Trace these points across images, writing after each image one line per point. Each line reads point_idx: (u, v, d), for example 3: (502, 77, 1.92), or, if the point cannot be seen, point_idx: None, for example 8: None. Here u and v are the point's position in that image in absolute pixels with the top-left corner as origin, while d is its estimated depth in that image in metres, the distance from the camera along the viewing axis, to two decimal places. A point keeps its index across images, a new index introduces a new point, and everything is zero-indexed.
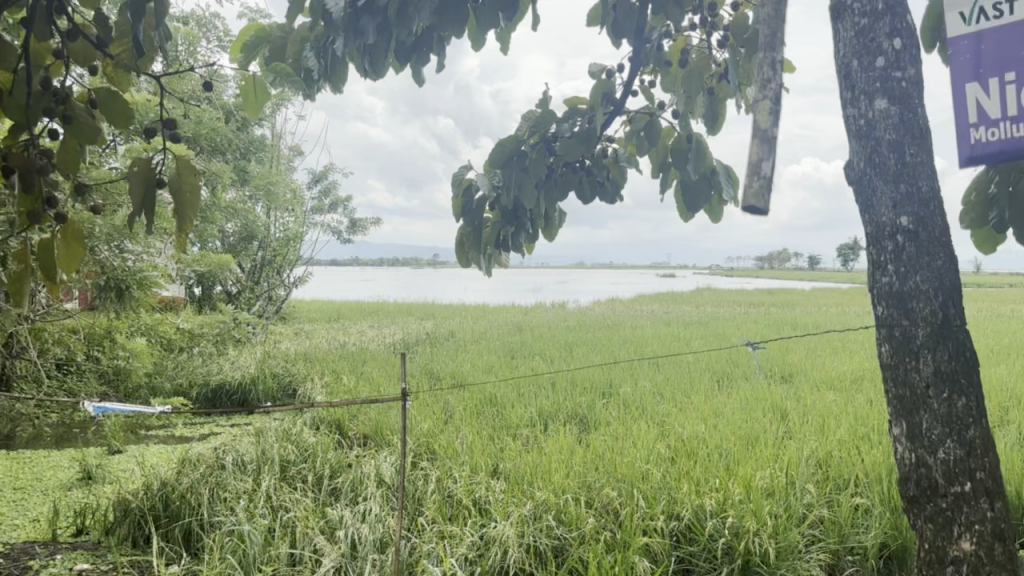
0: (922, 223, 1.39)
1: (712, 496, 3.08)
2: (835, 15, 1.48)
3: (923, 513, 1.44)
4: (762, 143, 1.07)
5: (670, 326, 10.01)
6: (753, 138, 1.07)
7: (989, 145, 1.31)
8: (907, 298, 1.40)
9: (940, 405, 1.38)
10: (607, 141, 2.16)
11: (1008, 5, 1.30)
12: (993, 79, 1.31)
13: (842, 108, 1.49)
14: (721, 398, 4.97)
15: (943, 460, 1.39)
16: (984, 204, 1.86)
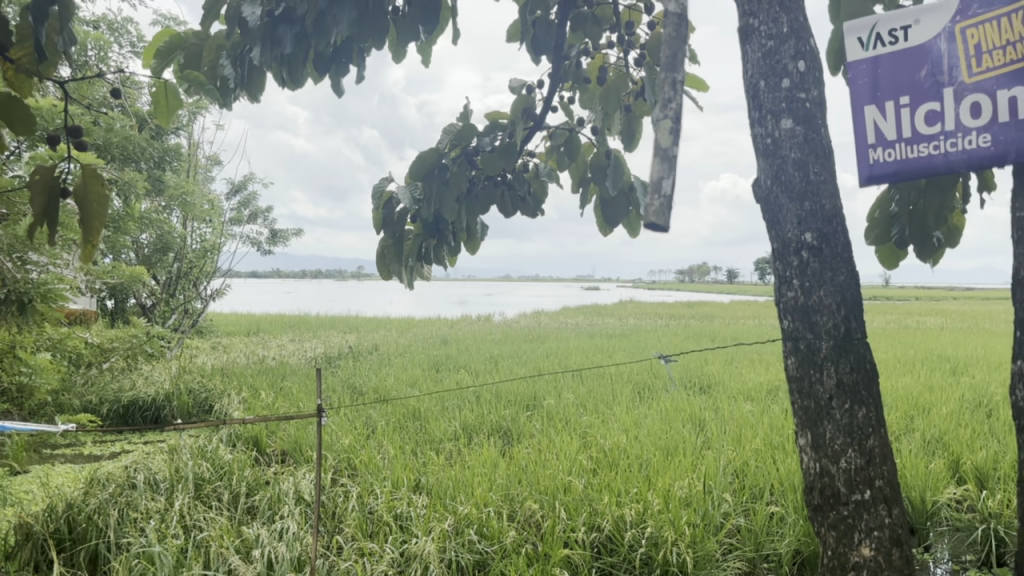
0: (825, 239, 1.44)
1: (633, 506, 3.12)
2: (743, 36, 1.53)
3: (826, 521, 1.49)
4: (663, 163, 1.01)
5: (594, 338, 10.13)
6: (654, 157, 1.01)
7: (886, 166, 1.41)
8: (811, 311, 1.44)
9: (842, 415, 1.43)
10: (528, 156, 2.18)
11: (903, 32, 1.36)
12: (889, 102, 1.38)
13: (749, 127, 1.54)
14: (641, 409, 5.04)
15: (845, 470, 1.44)
16: (886, 220, 1.95)
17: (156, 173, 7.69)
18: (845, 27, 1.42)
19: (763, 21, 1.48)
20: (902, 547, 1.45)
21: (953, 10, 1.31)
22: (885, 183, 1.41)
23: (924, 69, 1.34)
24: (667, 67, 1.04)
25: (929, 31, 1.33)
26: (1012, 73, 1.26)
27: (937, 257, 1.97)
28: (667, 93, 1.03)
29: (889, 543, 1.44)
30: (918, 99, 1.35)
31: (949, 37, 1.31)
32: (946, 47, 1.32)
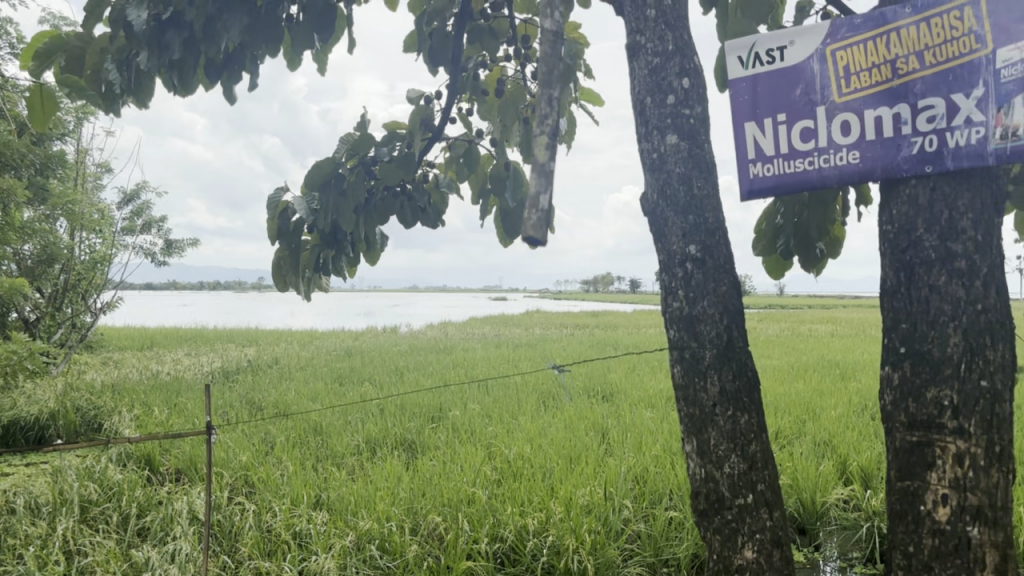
0: (708, 251, 1.48)
1: (535, 516, 3.14)
2: (631, 53, 1.56)
3: (711, 525, 1.53)
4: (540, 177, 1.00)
5: (500, 348, 10.14)
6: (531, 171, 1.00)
7: (766, 180, 1.46)
8: (695, 321, 1.48)
9: (725, 422, 1.47)
10: (427, 166, 2.17)
11: (780, 52, 1.42)
12: (767, 119, 1.44)
13: (638, 142, 1.57)
14: (545, 419, 5.07)
15: (728, 475, 1.48)
16: (772, 233, 2.00)
17: (40, 180, 7.33)
18: (725, 47, 1.46)
19: (649, 39, 1.52)
20: (782, 549, 1.49)
21: (823, 33, 1.37)
22: (764, 197, 1.47)
23: (798, 88, 1.40)
24: (543, 85, 1.02)
25: (803, 52, 1.40)
26: (878, 94, 1.34)
27: (818, 267, 2.05)
28: (543, 109, 1.02)
29: (770, 545, 1.48)
30: (794, 116, 1.41)
31: (821, 58, 1.38)
32: (818, 68, 1.38)
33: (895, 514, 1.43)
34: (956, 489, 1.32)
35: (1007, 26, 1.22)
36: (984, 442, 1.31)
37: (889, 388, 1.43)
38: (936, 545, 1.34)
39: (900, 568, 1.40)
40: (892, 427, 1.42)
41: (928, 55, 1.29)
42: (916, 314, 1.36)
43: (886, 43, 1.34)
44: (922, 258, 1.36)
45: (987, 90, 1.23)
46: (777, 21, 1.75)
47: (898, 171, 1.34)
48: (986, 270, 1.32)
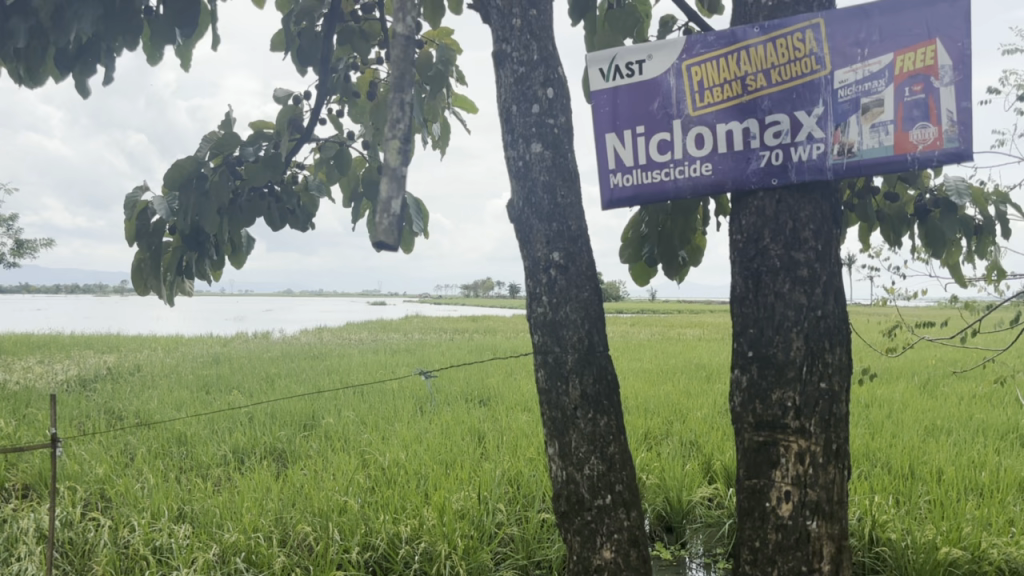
0: (571, 258, 1.51)
1: (408, 522, 3.12)
2: (497, 61, 1.58)
3: (571, 527, 1.55)
4: (393, 181, 0.97)
5: (377, 354, 10.01)
6: (383, 176, 0.97)
7: (625, 190, 1.50)
8: (558, 326, 1.51)
9: (586, 424, 1.51)
10: (297, 167, 2.12)
11: (639, 65, 1.45)
12: (627, 131, 1.47)
13: (503, 150, 1.59)
14: (421, 424, 5.04)
15: (588, 476, 1.51)
16: (638, 241, 2.04)
17: None
18: (586, 58, 1.47)
19: (515, 48, 1.54)
20: (639, 548, 1.53)
21: (679, 48, 1.42)
22: (624, 207, 1.50)
23: (656, 101, 1.45)
24: (395, 91, 1.00)
25: (660, 66, 1.44)
26: (729, 109, 1.41)
27: (681, 273, 2.11)
28: (394, 114, 1.00)
29: (627, 545, 1.51)
30: (652, 128, 1.46)
31: (677, 73, 1.43)
32: (675, 82, 1.43)
33: (743, 511, 1.49)
34: (798, 486, 1.40)
35: (844, 49, 1.33)
36: (823, 440, 1.40)
37: (738, 391, 1.48)
38: (780, 540, 1.41)
39: (747, 562, 1.46)
40: (741, 427, 1.48)
41: (774, 73, 1.38)
42: (763, 320, 1.43)
43: (736, 60, 1.40)
44: (768, 266, 1.43)
45: (826, 108, 1.34)
46: (642, 34, 1.80)
47: (747, 183, 1.42)
48: (825, 277, 1.41)
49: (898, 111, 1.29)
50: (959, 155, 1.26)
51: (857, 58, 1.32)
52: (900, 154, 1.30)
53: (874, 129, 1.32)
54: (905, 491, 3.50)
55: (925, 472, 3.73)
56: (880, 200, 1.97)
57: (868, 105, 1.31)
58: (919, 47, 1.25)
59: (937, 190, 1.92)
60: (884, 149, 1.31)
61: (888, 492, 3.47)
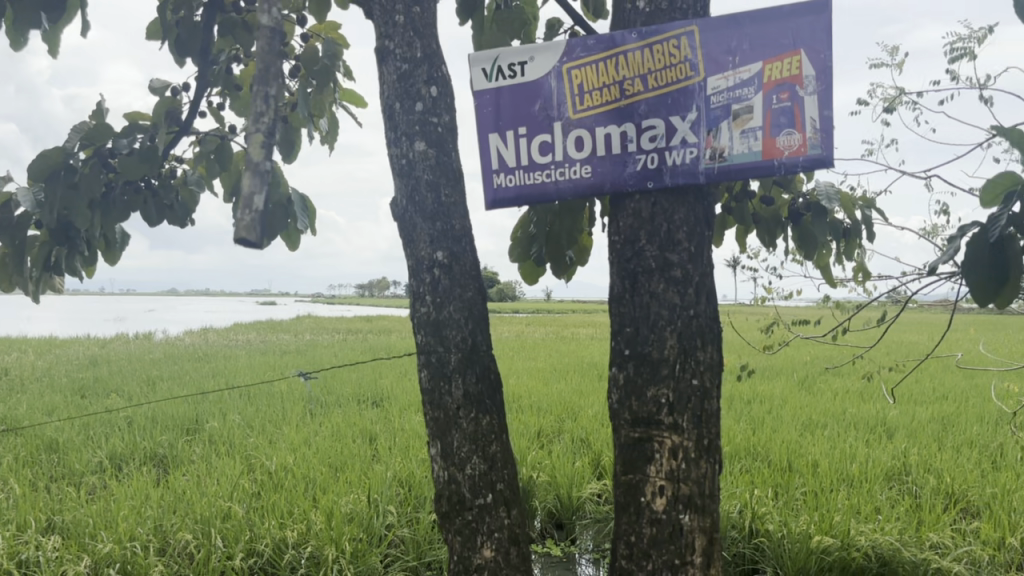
0: (454, 258, 1.51)
1: (295, 527, 3.06)
2: (379, 57, 1.56)
3: (452, 527, 1.55)
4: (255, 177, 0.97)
5: (266, 355, 9.73)
6: (246, 172, 0.96)
7: (508, 190, 1.50)
8: (441, 326, 1.51)
9: (468, 423, 1.51)
10: (175, 161, 2.04)
11: (520, 67, 1.46)
12: (509, 131, 1.48)
13: (387, 147, 1.57)
14: (310, 427, 4.93)
15: (470, 476, 1.51)
16: (527, 240, 2.04)
17: None
18: (469, 58, 1.47)
19: (397, 44, 1.52)
20: (519, 546, 1.54)
21: (560, 51, 1.44)
22: (507, 208, 1.51)
23: (537, 103, 1.47)
24: (259, 83, 1.00)
25: (542, 68, 1.46)
26: (608, 112, 1.43)
27: (568, 273, 2.13)
28: (258, 107, 1.00)
29: (507, 543, 1.52)
30: (534, 130, 1.47)
31: (557, 75, 1.45)
32: (556, 84, 1.45)
33: (620, 506, 1.52)
34: (671, 480, 1.43)
35: (716, 57, 1.38)
36: (694, 436, 1.45)
37: (615, 389, 1.51)
38: (654, 534, 1.45)
39: (623, 557, 1.50)
40: (619, 425, 1.51)
41: (651, 78, 1.41)
42: (639, 319, 1.46)
43: (615, 65, 1.43)
44: (644, 267, 1.46)
45: (699, 114, 1.39)
46: (529, 35, 1.81)
47: (625, 185, 1.45)
48: (698, 278, 1.46)
49: (766, 118, 1.35)
50: (821, 161, 1.33)
51: (729, 65, 1.37)
52: (767, 160, 1.36)
53: (743, 135, 1.38)
54: (782, 483, 3.65)
55: (801, 464, 3.91)
56: (757, 204, 2.04)
57: (739, 112, 1.37)
58: (784, 57, 1.32)
59: (809, 195, 2.00)
60: (753, 154, 1.38)
61: (767, 484, 3.62)
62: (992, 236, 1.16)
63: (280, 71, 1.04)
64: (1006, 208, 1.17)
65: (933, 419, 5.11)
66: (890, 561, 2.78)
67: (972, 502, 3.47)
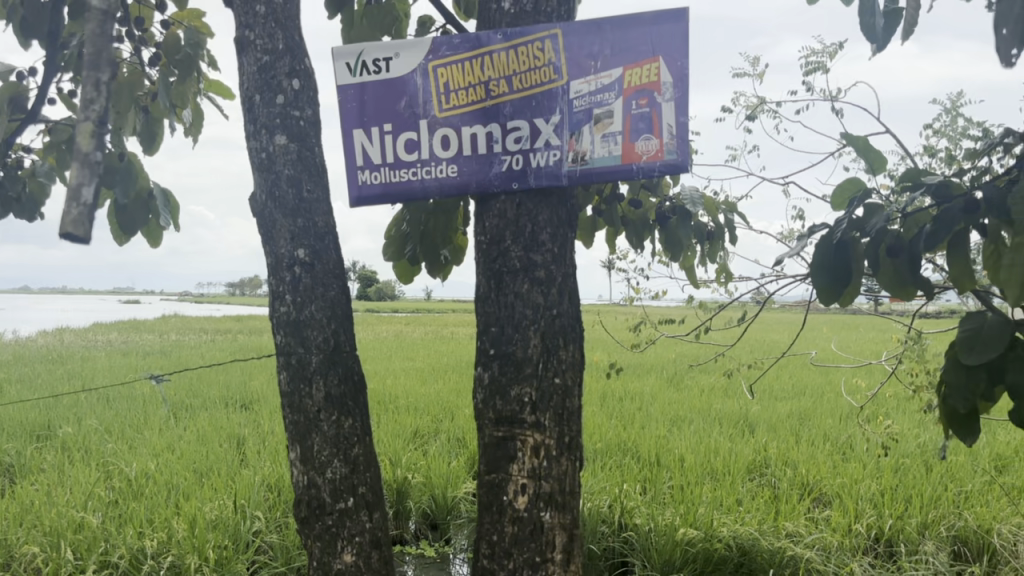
0: (316, 256, 1.49)
1: (154, 536, 2.92)
2: (239, 47, 1.50)
3: (312, 532, 1.52)
4: (86, 166, 0.88)
5: (127, 356, 9.22)
6: (76, 159, 0.88)
7: (373, 188, 1.48)
8: (301, 326, 1.48)
9: (329, 427, 1.49)
10: (22, 151, 1.90)
11: (385, 63, 1.44)
12: (374, 128, 1.46)
13: (245, 140, 1.53)
14: (174, 431, 4.73)
15: (330, 480, 1.49)
16: (400, 238, 2.00)
17: None
18: (332, 51, 1.44)
19: (258, 35, 1.47)
20: (380, 549, 1.54)
21: (426, 49, 1.43)
22: (372, 205, 1.49)
23: (402, 100, 1.45)
24: (89, 68, 0.92)
25: (407, 65, 1.45)
26: (473, 112, 1.44)
27: (444, 271, 2.12)
28: (89, 93, 0.92)
29: (368, 547, 1.52)
30: (399, 127, 1.46)
31: (423, 73, 1.44)
32: (421, 82, 1.44)
33: (481, 506, 1.52)
34: (533, 478, 1.46)
35: (579, 61, 1.40)
36: (556, 433, 1.47)
37: (480, 388, 1.51)
38: (516, 532, 1.46)
39: (484, 556, 1.50)
40: (482, 424, 1.51)
41: (516, 80, 1.42)
42: (503, 319, 1.47)
43: (480, 64, 1.43)
44: (509, 267, 1.48)
45: (563, 117, 1.41)
46: (400, 32, 1.79)
47: (490, 185, 1.45)
48: (560, 278, 1.49)
49: (625, 123, 1.39)
50: (677, 167, 1.38)
51: (591, 70, 1.40)
52: (627, 164, 1.40)
53: (604, 139, 1.41)
54: (651, 478, 3.76)
55: (669, 459, 4.04)
56: (626, 207, 2.09)
57: (600, 116, 1.40)
58: (644, 64, 1.36)
59: (675, 200, 2.06)
60: (613, 158, 1.41)
61: (637, 479, 3.72)
62: (835, 237, 1.23)
63: (114, 57, 0.97)
64: (849, 212, 1.24)
65: (790, 414, 5.38)
66: (749, 551, 2.90)
67: (825, 492, 3.67)
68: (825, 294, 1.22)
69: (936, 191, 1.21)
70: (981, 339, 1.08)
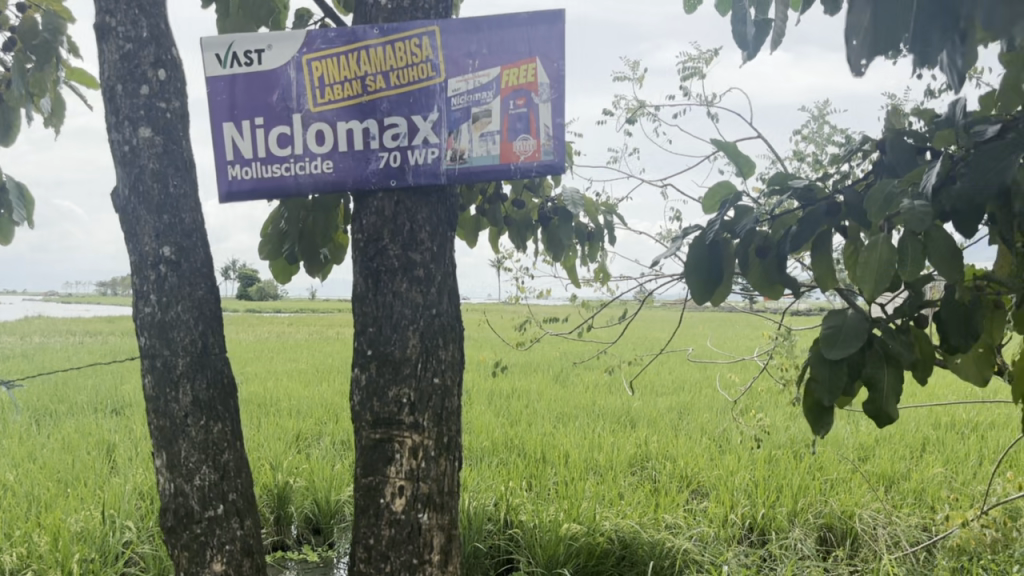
0: (183, 254, 1.44)
1: (12, 551, 2.74)
2: (98, 34, 1.44)
3: (178, 542, 1.45)
4: None
5: None
6: None
7: (244, 183, 1.44)
8: (167, 327, 1.42)
9: (197, 432, 1.44)
10: None
11: (257, 55, 1.41)
12: (245, 122, 1.42)
13: (106, 132, 1.46)
14: (36, 440, 4.45)
15: (198, 487, 1.44)
16: (278, 238, 1.91)
17: None
18: (200, 41, 1.39)
19: (120, 22, 1.41)
20: (252, 557, 1.50)
21: (299, 42, 1.41)
22: (243, 202, 1.44)
23: (275, 93, 1.42)
24: None
25: (280, 58, 1.41)
26: (348, 107, 1.42)
27: (324, 271, 2.07)
28: None
29: (239, 555, 1.47)
30: (271, 121, 1.42)
31: (296, 66, 1.41)
32: (295, 76, 1.41)
33: (358, 510, 1.49)
34: (411, 480, 1.44)
35: (456, 59, 1.41)
36: (434, 434, 1.47)
37: (357, 389, 1.48)
38: (393, 535, 1.45)
39: (361, 560, 1.48)
40: (358, 426, 1.49)
41: (392, 76, 1.41)
42: (381, 319, 1.45)
43: (356, 59, 1.41)
44: (386, 266, 1.46)
45: (440, 115, 1.41)
46: (276, 25, 1.75)
47: (366, 182, 1.43)
48: (439, 278, 1.48)
49: (503, 122, 1.41)
50: (553, 168, 1.40)
51: (468, 69, 1.41)
52: (504, 163, 1.41)
53: (482, 138, 1.42)
54: (536, 474, 3.80)
55: (554, 455, 4.09)
56: (509, 207, 2.09)
57: (478, 115, 1.41)
58: (521, 64, 1.38)
59: (556, 200, 2.09)
60: (491, 157, 1.42)
61: (522, 476, 3.75)
62: (708, 238, 1.27)
63: None
64: (720, 215, 1.28)
65: (670, 408, 5.54)
66: (630, 543, 2.96)
67: (702, 483, 3.80)
68: (699, 292, 1.26)
69: (801, 195, 1.26)
70: (843, 334, 1.12)
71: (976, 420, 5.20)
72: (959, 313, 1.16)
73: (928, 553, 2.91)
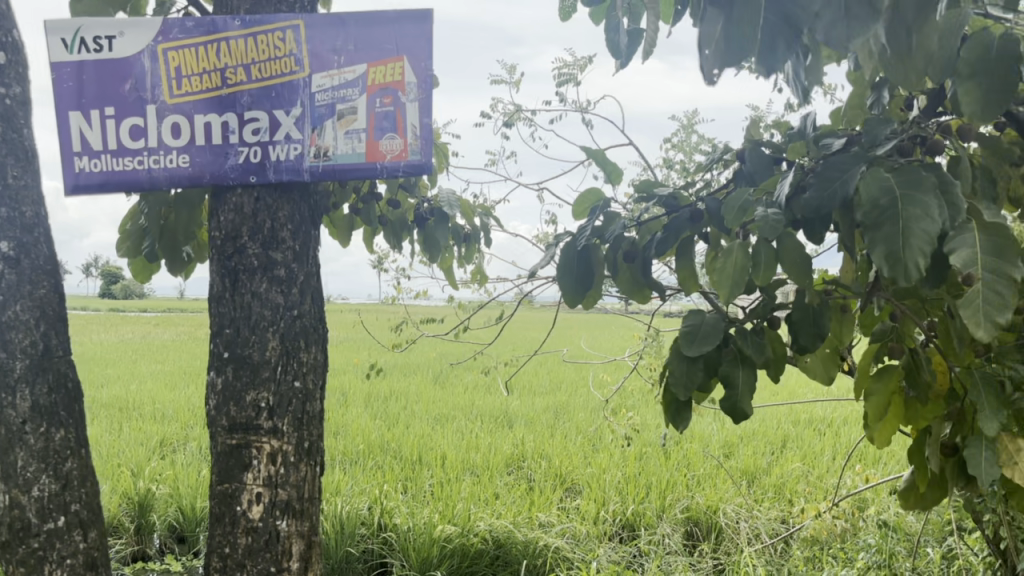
0: (23, 250, 1.36)
1: None
2: None
3: (12, 558, 1.36)
4: None
5: None
6: None
7: (92, 176, 1.37)
8: (4, 329, 1.34)
9: (37, 440, 1.36)
10: None
11: (108, 41, 1.35)
12: (94, 111, 1.35)
13: None
14: None
15: (37, 498, 1.37)
16: (138, 234, 1.86)
17: None
18: (45, 25, 1.32)
19: None
20: (96, 571, 1.44)
21: (154, 30, 1.36)
22: (91, 195, 1.37)
23: (127, 82, 1.36)
24: None
25: (133, 46, 1.36)
26: (206, 100, 1.38)
27: (186, 270, 2.00)
28: None
29: (82, 569, 1.41)
30: (122, 111, 1.36)
31: (151, 55, 1.36)
32: (149, 65, 1.36)
33: (212, 518, 1.44)
34: (268, 486, 1.41)
35: (321, 54, 1.39)
36: (293, 439, 1.43)
37: (211, 394, 1.43)
38: (249, 543, 1.41)
39: (215, 570, 1.44)
40: (213, 431, 1.43)
41: (254, 69, 1.38)
42: (238, 319, 1.41)
43: (215, 51, 1.37)
44: (245, 265, 1.41)
45: (303, 111, 1.38)
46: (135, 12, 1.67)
47: (225, 178, 1.38)
48: (301, 278, 1.45)
49: (369, 120, 1.40)
50: (419, 167, 1.40)
51: (333, 64, 1.39)
52: (370, 162, 1.40)
53: (347, 136, 1.40)
54: (412, 477, 3.77)
55: (431, 457, 4.07)
56: (383, 207, 2.06)
57: (343, 112, 1.39)
58: (387, 62, 1.38)
59: (433, 200, 2.06)
60: (356, 155, 1.40)
61: (398, 479, 3.72)
62: (579, 244, 1.29)
63: None
64: (590, 221, 1.30)
65: (546, 408, 5.61)
66: (503, 543, 2.98)
67: (576, 482, 3.86)
68: (570, 294, 1.28)
69: (664, 203, 1.30)
70: (702, 332, 1.16)
71: (831, 417, 5.51)
72: (809, 315, 1.21)
73: (785, 544, 3.06)
